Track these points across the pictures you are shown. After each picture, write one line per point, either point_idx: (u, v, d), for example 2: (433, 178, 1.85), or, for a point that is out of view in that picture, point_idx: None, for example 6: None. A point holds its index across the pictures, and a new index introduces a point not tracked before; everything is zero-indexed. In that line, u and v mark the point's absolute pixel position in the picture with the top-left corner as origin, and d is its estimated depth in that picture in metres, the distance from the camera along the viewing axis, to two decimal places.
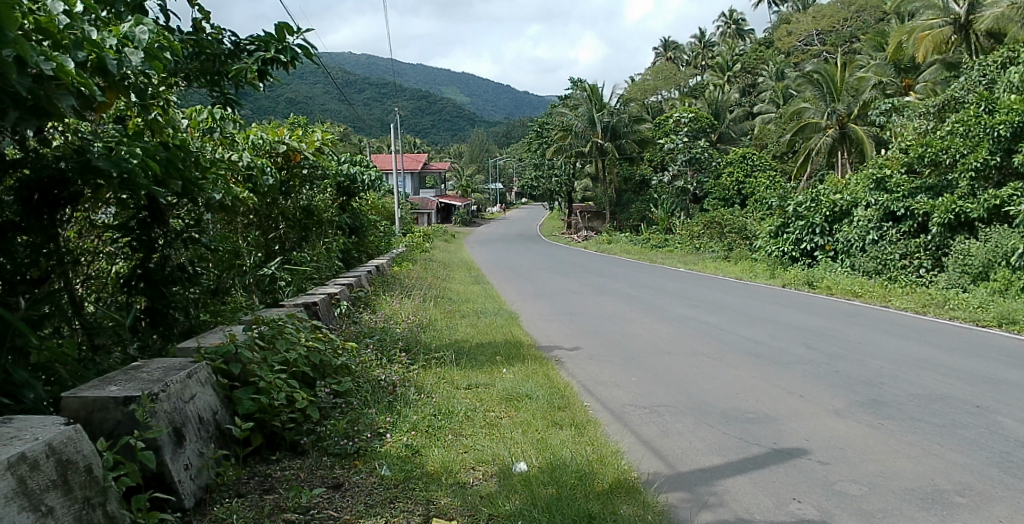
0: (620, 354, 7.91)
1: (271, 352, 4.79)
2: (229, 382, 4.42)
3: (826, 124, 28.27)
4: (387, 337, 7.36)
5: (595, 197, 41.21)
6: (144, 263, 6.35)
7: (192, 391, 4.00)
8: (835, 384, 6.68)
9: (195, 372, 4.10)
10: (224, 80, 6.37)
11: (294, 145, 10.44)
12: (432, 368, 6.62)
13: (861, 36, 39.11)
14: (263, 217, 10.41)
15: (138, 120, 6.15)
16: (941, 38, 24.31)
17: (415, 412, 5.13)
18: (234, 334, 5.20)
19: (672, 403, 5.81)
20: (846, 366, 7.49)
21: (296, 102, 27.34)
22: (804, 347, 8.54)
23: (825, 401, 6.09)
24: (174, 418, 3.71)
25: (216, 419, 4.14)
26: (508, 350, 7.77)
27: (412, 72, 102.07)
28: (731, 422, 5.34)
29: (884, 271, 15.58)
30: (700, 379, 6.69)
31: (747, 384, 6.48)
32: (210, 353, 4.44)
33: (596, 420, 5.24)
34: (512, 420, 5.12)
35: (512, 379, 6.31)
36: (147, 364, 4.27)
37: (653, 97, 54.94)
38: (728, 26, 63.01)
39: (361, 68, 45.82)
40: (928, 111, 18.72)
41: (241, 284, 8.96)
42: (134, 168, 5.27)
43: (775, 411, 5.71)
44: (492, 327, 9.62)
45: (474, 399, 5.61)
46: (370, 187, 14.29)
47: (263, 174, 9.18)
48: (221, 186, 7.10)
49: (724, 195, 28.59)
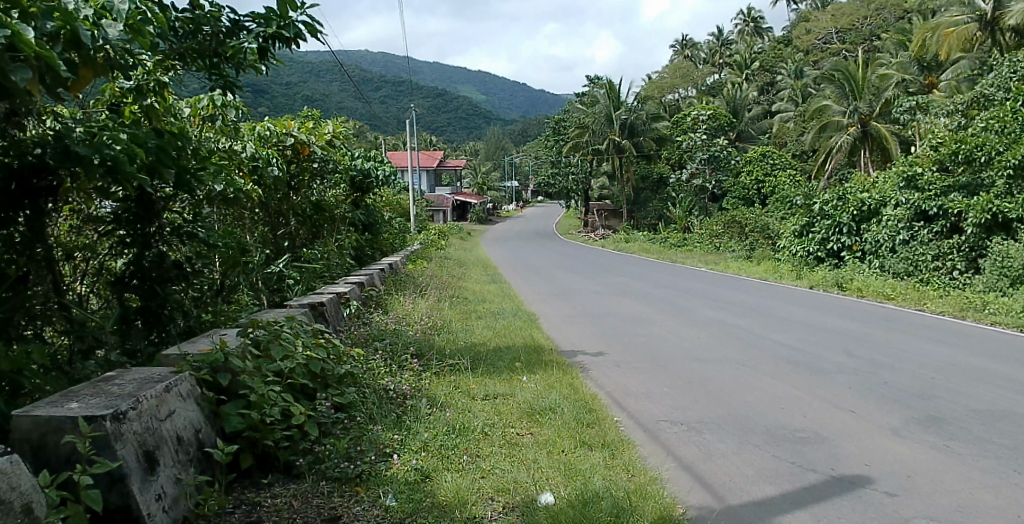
0: (649, 361, 7.33)
1: (265, 360, 4.28)
2: (216, 395, 3.94)
3: (848, 122, 27.48)
4: (398, 341, 6.83)
5: (612, 196, 40.55)
6: (139, 260, 5.85)
7: (170, 407, 3.53)
8: (886, 398, 6.09)
9: (174, 384, 3.63)
10: (224, 63, 5.86)
11: (303, 138, 9.95)
12: (446, 376, 6.08)
13: (882, 34, 38.22)
14: (272, 212, 9.94)
15: (135, 108, 5.88)
16: (966, 35, 23.46)
17: (426, 428, 4.59)
18: (230, 338, 4.70)
19: (711, 418, 5.24)
20: (894, 377, 6.87)
21: (312, 99, 26.97)
22: (844, 354, 7.95)
23: (879, 417, 5.50)
24: (145, 440, 3.22)
25: (199, 438, 3.65)
26: (529, 355, 7.21)
27: (430, 69, 101.78)
28: (780, 442, 4.78)
29: (916, 273, 14.92)
30: (739, 391, 6.10)
31: (791, 398, 5.89)
32: (195, 362, 3.94)
33: (629, 439, 4.68)
34: (534, 438, 4.57)
35: (534, 389, 5.77)
36: (121, 374, 3.78)
37: (671, 95, 54.08)
38: (746, 24, 61.99)
39: (378, 65, 45.35)
40: (957, 109, 17.94)
41: (246, 283, 8.45)
42: (119, 156, 4.78)
43: (825, 429, 5.14)
44: (511, 329, 9.06)
45: (491, 413, 5.07)
46: (385, 183, 13.78)
47: (269, 165, 8.70)
48: (222, 177, 6.63)
49: (744, 194, 27.87)
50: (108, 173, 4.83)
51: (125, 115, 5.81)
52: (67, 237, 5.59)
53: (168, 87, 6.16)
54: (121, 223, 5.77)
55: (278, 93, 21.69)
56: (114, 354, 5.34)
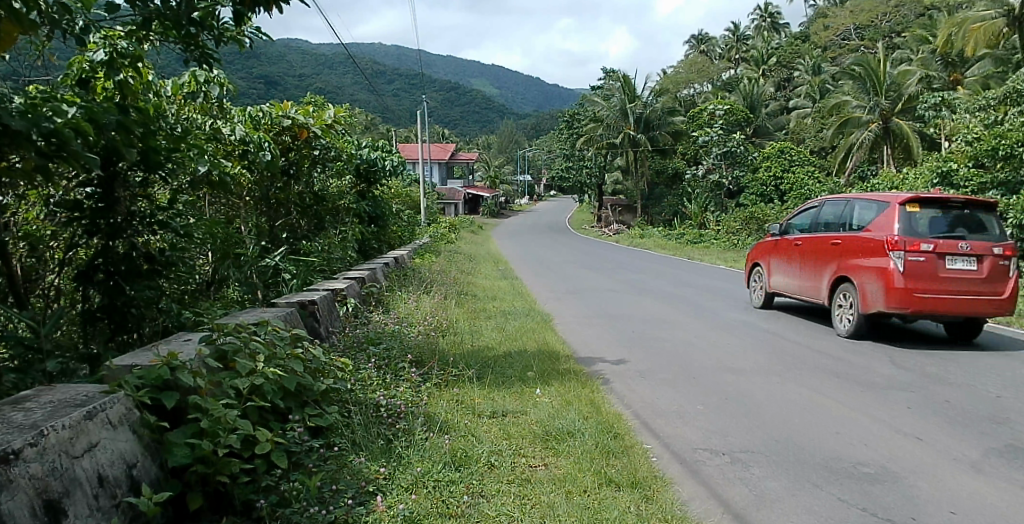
0: (678, 372, 6.53)
1: (227, 375, 3.58)
2: (159, 421, 3.26)
3: (869, 119, 26.42)
4: (396, 345, 6.03)
5: (627, 191, 39.62)
6: (108, 252, 5.12)
7: (93, 438, 2.88)
8: (953, 421, 5.28)
9: (100, 409, 2.98)
10: (202, 32, 5.10)
11: (301, 121, 9.05)
12: (448, 388, 5.34)
13: (903, 30, 37.08)
14: (270, 202, 9.15)
15: (107, 83, 5.41)
16: (993, 30, 21.96)
17: (420, 457, 3.83)
18: (188, 347, 4.00)
19: (759, 447, 4.45)
20: (957, 394, 6.04)
21: (324, 91, 26.14)
22: (894, 366, 7.10)
23: (952, 447, 4.70)
24: (48, 485, 2.60)
25: (132, 475, 3.01)
26: (543, 363, 6.46)
27: (444, 64, 100.98)
28: (843, 481, 4.01)
29: None
30: (787, 411, 5.30)
31: (845, 421, 5.10)
32: (135, 379, 3.28)
33: (665, 475, 3.93)
34: (551, 472, 3.82)
35: (549, 405, 5.02)
36: (44, 392, 3.15)
37: (686, 89, 52.98)
38: (763, 19, 60.63)
39: (390, 58, 44.45)
40: (992, 103, 16.95)
41: (239, 277, 7.70)
42: (61, 130, 4.06)
43: (892, 462, 4.35)
44: (522, 331, 8.32)
45: (500, 436, 4.33)
46: (394, 174, 12.96)
47: (262, 149, 7.78)
48: (206, 158, 5.99)
49: (761, 190, 27.01)
50: (49, 149, 4.10)
51: (97, 92, 5.38)
52: (32, 225, 5.05)
53: (147, 58, 5.62)
54: (83, 211, 5.04)
55: (286, 82, 20.88)
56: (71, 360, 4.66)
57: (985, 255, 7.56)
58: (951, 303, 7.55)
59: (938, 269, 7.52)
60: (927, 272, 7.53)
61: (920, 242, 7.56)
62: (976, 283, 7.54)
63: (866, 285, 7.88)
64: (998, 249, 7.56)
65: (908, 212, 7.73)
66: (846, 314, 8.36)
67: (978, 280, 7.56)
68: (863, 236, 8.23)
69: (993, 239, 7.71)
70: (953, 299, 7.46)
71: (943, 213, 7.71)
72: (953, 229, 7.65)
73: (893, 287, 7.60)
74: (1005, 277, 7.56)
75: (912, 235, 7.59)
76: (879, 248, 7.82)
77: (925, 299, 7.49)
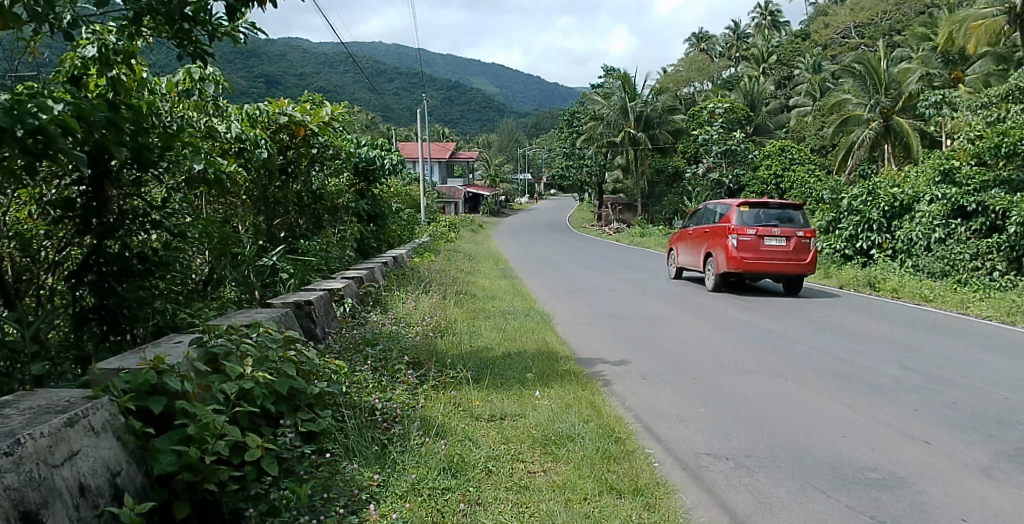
0: (679, 373, 6.43)
1: (216, 379, 3.47)
2: (146, 428, 3.16)
3: (869, 117, 26.26)
4: (393, 346, 5.92)
5: (627, 189, 39.48)
6: (99, 252, 5.00)
7: (74, 445, 2.78)
8: (960, 423, 5.18)
9: (82, 415, 2.87)
10: (195, 28, 4.98)
11: (298, 118, 8.92)
12: (445, 390, 5.24)
13: (903, 28, 36.91)
14: (268, 200, 9.04)
15: (100, 81, 5.29)
16: (994, 27, 21.77)
17: (416, 464, 3.72)
18: (178, 349, 3.90)
19: (763, 451, 4.35)
20: (963, 396, 5.94)
21: (324, 90, 25.97)
22: (898, 367, 7.00)
23: (960, 451, 4.59)
24: (24, 497, 2.49)
25: (115, 484, 2.90)
26: (542, 364, 6.35)
27: (444, 62, 100.76)
28: (851, 488, 3.90)
29: (952, 274, 13.85)
30: (791, 413, 5.19)
31: (851, 424, 4.99)
32: (120, 383, 3.17)
33: (668, 481, 3.83)
34: (550, 479, 3.72)
35: (549, 408, 4.92)
36: (26, 397, 3.05)
37: (686, 88, 52.82)
38: (763, 18, 60.40)
39: (390, 57, 44.27)
40: (994, 100, 16.80)
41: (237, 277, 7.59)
42: (48, 126, 3.93)
43: (900, 467, 4.24)
44: (522, 331, 8.22)
45: (498, 440, 4.23)
46: (394, 172, 12.83)
47: (258, 146, 7.47)
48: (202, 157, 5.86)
49: (761, 188, 26.66)
50: (35, 146, 3.96)
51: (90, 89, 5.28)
52: (25, 224, 4.89)
53: (140, 54, 5.50)
54: (74, 209, 4.91)
55: (286, 81, 20.74)
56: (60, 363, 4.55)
57: (789, 236, 11.68)
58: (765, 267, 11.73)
59: (760, 245, 11.70)
60: (750, 246, 11.72)
61: (747, 228, 11.78)
62: (784, 254, 11.66)
63: (718, 254, 12.03)
64: (800, 232, 11.69)
65: (742, 210, 11.90)
66: (710, 275, 12.62)
67: (784, 251, 11.68)
68: (722, 226, 12.40)
69: (800, 227, 11.86)
70: (766, 264, 11.65)
71: (765, 211, 11.95)
72: (773, 220, 11.83)
73: (732, 256, 11.81)
74: (806, 250, 11.65)
75: (744, 223, 11.80)
76: (724, 232, 12.07)
77: (748, 264, 11.67)
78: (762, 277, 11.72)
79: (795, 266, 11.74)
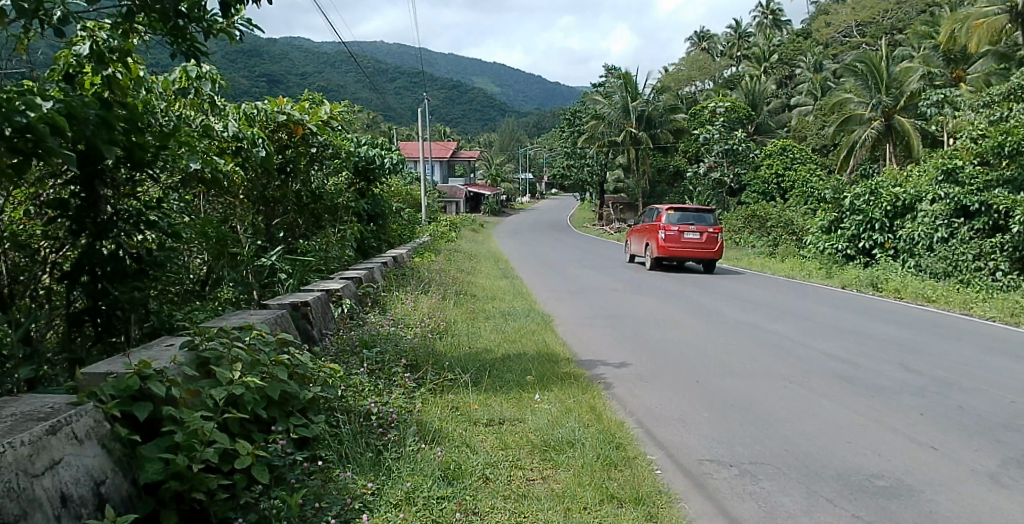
0: (682, 375, 6.34)
1: (205, 385, 3.38)
2: (132, 436, 3.06)
3: (870, 117, 26.12)
4: (391, 349, 5.82)
5: (628, 188, 39.36)
6: (91, 254, 4.88)
7: (55, 454, 2.68)
8: (968, 428, 5.08)
9: (65, 423, 2.78)
10: (189, 25, 4.90)
11: (297, 117, 8.78)
12: (443, 394, 5.15)
13: (905, 27, 36.77)
14: (268, 200, 8.92)
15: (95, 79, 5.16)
16: (995, 27, 21.64)
17: (411, 471, 3.63)
18: (168, 352, 3.81)
19: (767, 458, 4.26)
20: (969, 399, 5.84)
21: (325, 89, 25.81)
22: (903, 369, 6.91)
23: (969, 457, 4.49)
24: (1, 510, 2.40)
25: (99, 493, 2.81)
26: (542, 366, 6.26)
27: (445, 61, 100.61)
28: (858, 497, 3.81)
29: (954, 274, 13.74)
30: (796, 418, 5.10)
31: (856, 429, 4.90)
32: (105, 389, 3.07)
33: (671, 490, 3.73)
34: (549, 487, 3.63)
35: (549, 412, 4.83)
36: (8, 404, 2.95)
37: (687, 87, 52.72)
38: (764, 17, 60.23)
39: (392, 56, 44.12)
40: (996, 100, 16.69)
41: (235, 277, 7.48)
42: (36, 125, 3.82)
43: (908, 475, 4.15)
44: (522, 333, 8.12)
45: (496, 446, 4.14)
46: (394, 172, 12.71)
47: (256, 146, 7.46)
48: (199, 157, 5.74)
49: (762, 188, 26.68)
50: (25, 145, 3.86)
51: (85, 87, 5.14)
52: (19, 225, 4.82)
53: (136, 53, 5.37)
54: (67, 209, 4.82)
55: (286, 80, 20.60)
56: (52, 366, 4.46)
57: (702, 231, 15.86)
58: (686, 254, 15.79)
59: (680, 238, 15.84)
60: (675, 239, 15.86)
61: (672, 226, 15.87)
62: (699, 245, 15.80)
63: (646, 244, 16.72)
64: (710, 228, 15.77)
65: (670, 212, 16.10)
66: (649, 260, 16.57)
67: (699, 242, 15.85)
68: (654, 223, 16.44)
69: (711, 223, 15.91)
70: (686, 252, 15.78)
71: (687, 213, 16.01)
72: (689, 219, 15.98)
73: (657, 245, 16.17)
74: (714, 241, 15.77)
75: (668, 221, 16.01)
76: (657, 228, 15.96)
77: (673, 252, 15.83)
78: (685, 261, 15.86)
79: (707, 253, 15.91)
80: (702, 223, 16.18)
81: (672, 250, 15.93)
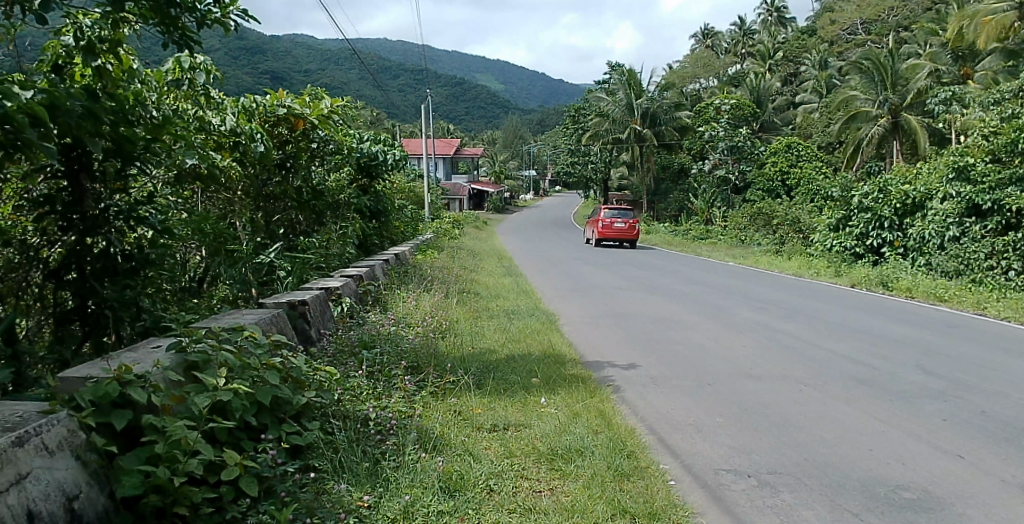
0: (694, 377, 6.12)
1: (189, 391, 3.17)
2: (109, 447, 2.85)
3: (878, 113, 25.76)
4: (392, 350, 5.59)
5: (632, 185, 39.09)
6: (81, 252, 4.69)
7: (20, 469, 2.48)
8: (994, 434, 4.85)
9: (33, 434, 2.57)
10: (183, 14, 4.63)
11: (297, 110, 8.54)
12: (445, 397, 4.93)
13: (911, 23, 36.41)
14: (267, 196, 8.67)
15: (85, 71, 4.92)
16: (1004, 23, 21.19)
17: (410, 482, 3.41)
18: (153, 354, 3.60)
19: (787, 467, 4.05)
20: (993, 404, 5.61)
21: (329, 86, 25.54)
22: (920, 372, 6.67)
23: (998, 467, 4.26)
24: None
25: (73, 509, 2.61)
26: (548, 368, 6.03)
27: (448, 59, 100.28)
28: (885, 511, 3.58)
29: (966, 273, 13.46)
30: (815, 424, 4.87)
31: (878, 436, 4.67)
32: (80, 397, 2.86)
33: (687, 502, 3.53)
34: (557, 500, 3.41)
35: (556, 417, 4.61)
36: None
37: (691, 85, 52.36)
38: (769, 14, 59.77)
39: (396, 53, 43.79)
40: (1008, 96, 16.38)
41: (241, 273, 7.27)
42: (15, 116, 3.59)
43: (935, 486, 3.92)
44: (527, 332, 7.89)
45: (501, 455, 3.92)
46: (396, 168, 12.45)
47: (255, 140, 7.15)
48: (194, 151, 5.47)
49: (768, 186, 26.41)
50: (3, 137, 3.64)
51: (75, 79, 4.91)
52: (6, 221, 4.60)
53: (127, 45, 5.10)
54: (55, 204, 4.60)
55: (290, 76, 20.37)
56: (41, 370, 4.25)
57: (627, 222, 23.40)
58: (617, 237, 23.09)
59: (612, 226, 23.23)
60: (609, 228, 23.28)
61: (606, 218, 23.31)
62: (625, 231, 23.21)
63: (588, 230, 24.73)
64: (631, 219, 23.19)
65: (606, 210, 23.41)
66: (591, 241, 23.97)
67: (624, 229, 23.40)
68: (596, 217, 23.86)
69: (632, 216, 23.28)
70: (615, 236, 23.22)
71: (616, 210, 23.53)
72: (618, 213, 23.49)
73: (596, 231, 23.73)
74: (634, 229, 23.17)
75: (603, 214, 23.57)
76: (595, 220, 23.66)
77: (606, 237, 23.24)
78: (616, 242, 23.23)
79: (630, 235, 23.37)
80: (627, 215, 23.52)
81: (607, 234, 23.42)
